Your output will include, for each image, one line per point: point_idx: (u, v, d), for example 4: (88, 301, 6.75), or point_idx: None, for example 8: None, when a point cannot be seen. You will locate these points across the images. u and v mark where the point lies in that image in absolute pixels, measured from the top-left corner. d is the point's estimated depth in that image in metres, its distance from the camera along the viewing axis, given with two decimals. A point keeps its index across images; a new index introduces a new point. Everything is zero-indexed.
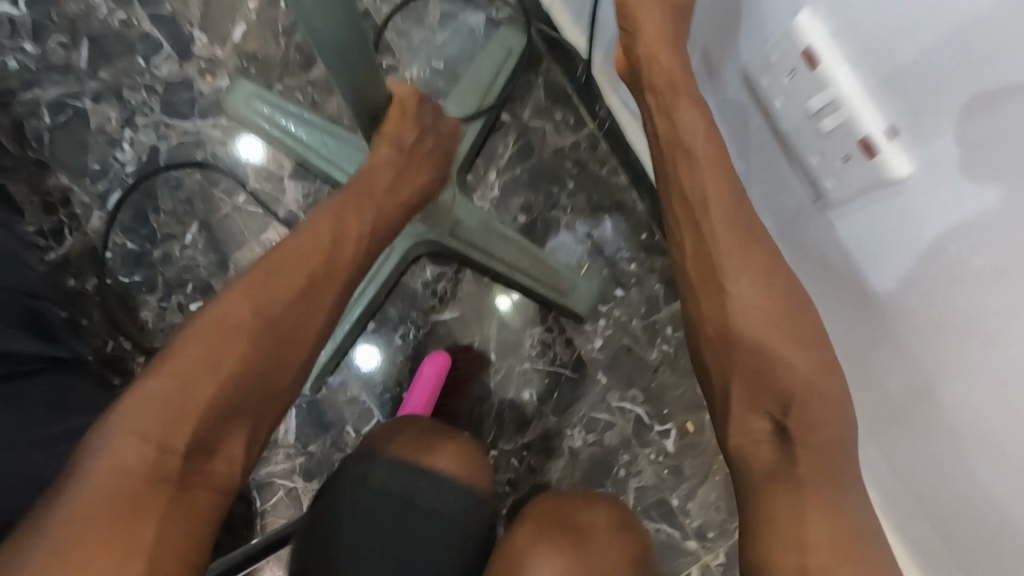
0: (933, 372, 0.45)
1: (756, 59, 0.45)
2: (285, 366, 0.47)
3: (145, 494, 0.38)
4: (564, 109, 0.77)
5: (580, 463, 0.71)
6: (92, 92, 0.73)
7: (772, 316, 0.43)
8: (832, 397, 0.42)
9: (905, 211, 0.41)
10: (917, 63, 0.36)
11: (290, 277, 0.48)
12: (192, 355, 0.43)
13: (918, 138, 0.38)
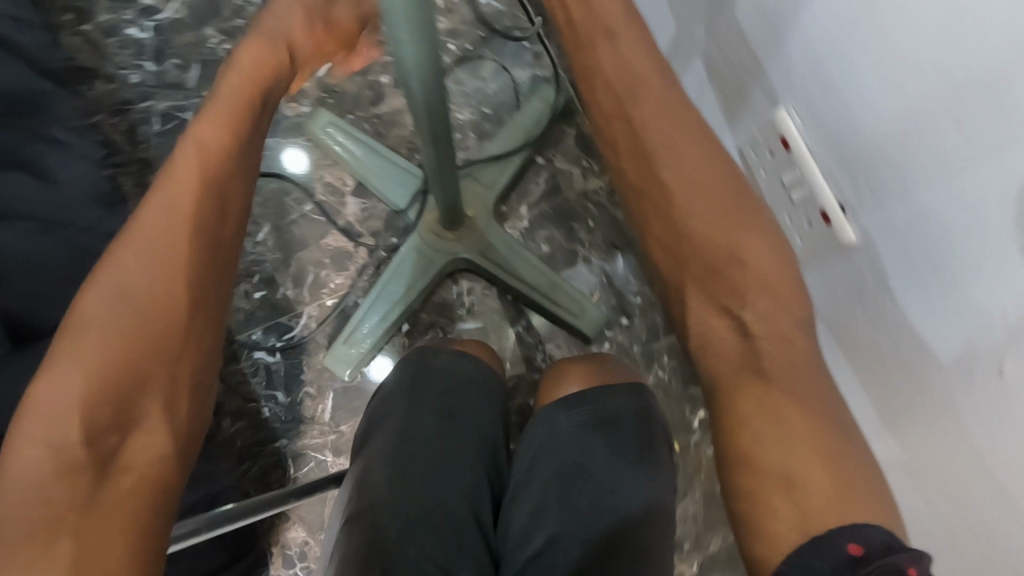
0: (948, 360, 0.45)
1: (748, 139, 0.59)
2: (180, 319, 0.42)
3: (66, 493, 0.35)
4: (590, 158, 0.89)
5: None
6: (197, 107, 0.86)
7: (718, 224, 0.45)
8: (781, 302, 0.43)
9: (915, 208, 0.44)
10: (855, 152, 0.48)
11: (169, 219, 0.43)
12: (77, 351, 0.39)
13: (860, 209, 0.49)
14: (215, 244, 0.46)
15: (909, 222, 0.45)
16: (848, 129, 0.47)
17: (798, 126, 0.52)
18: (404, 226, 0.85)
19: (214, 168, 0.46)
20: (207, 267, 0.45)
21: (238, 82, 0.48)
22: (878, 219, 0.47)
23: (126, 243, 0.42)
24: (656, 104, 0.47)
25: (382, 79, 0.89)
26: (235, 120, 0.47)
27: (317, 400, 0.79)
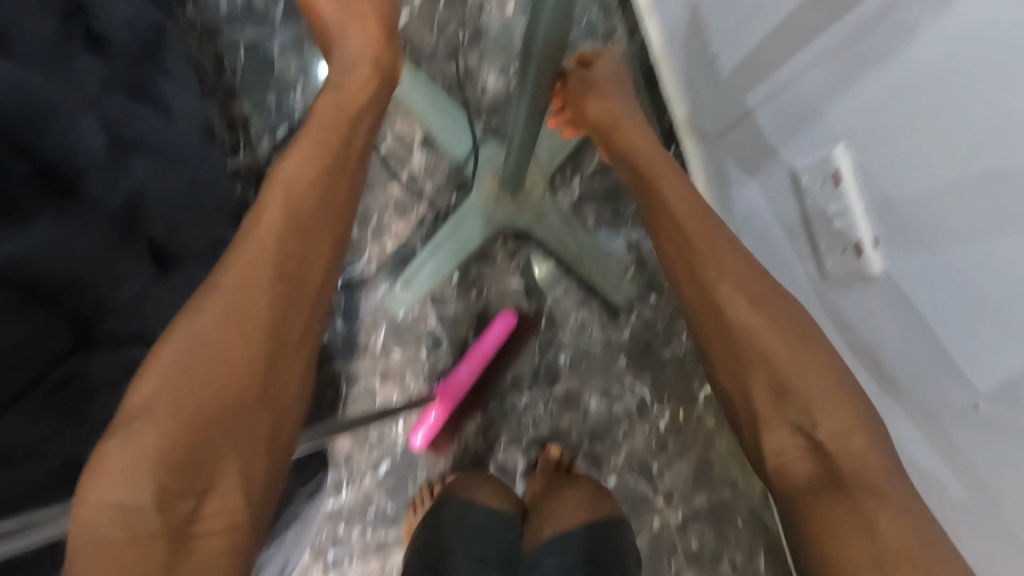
0: (991, 395, 0.50)
1: (803, 163, 0.63)
2: (277, 383, 0.46)
3: (146, 553, 0.38)
4: None
5: (590, 419, 0.90)
6: (280, 42, 0.90)
7: (765, 322, 0.52)
8: (851, 414, 0.47)
9: (971, 254, 0.48)
10: (908, 199, 0.52)
11: (250, 275, 0.47)
12: (171, 393, 0.41)
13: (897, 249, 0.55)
14: (299, 303, 0.49)
15: (936, 271, 0.52)
16: (893, 180, 0.53)
17: (851, 163, 0.57)
18: (463, 183, 0.91)
19: (289, 222, 0.51)
20: (285, 325, 0.47)
21: (309, 144, 0.55)
22: (914, 261, 0.53)
23: (211, 296, 0.45)
24: (687, 210, 0.59)
25: (459, 36, 0.93)
26: (317, 186, 0.54)
27: (370, 332, 0.89)
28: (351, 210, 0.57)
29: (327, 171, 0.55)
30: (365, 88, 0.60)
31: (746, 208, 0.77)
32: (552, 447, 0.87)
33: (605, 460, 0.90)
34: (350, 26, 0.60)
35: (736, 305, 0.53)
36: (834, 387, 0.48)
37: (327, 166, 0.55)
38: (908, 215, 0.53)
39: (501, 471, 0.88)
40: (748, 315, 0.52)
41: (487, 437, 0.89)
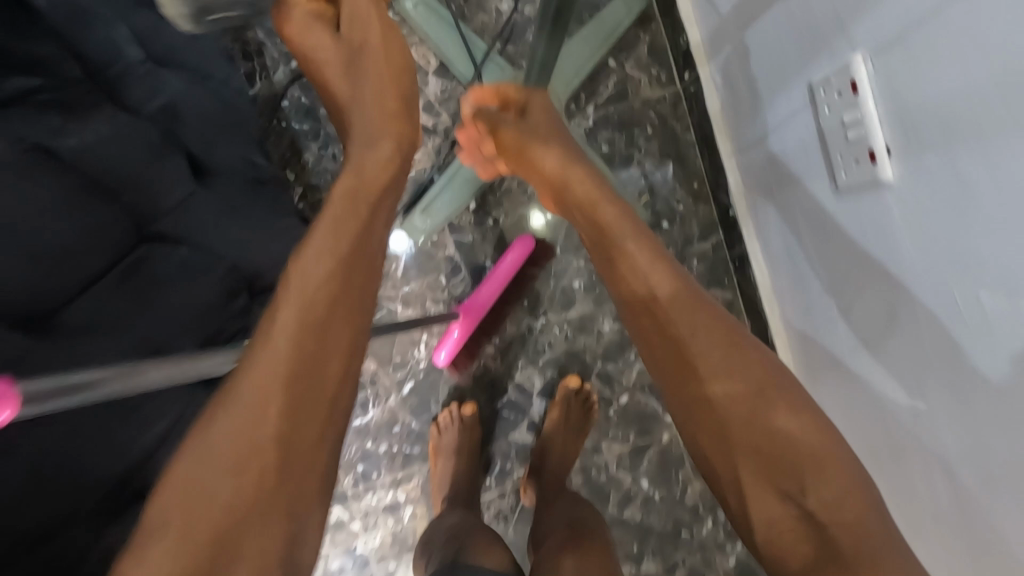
0: (985, 303, 0.52)
1: (820, 75, 0.64)
2: (294, 479, 0.45)
3: None
4: (659, 68, 0.93)
5: (604, 342, 0.94)
6: None
7: (743, 395, 0.51)
8: (844, 479, 0.47)
9: (975, 154, 0.49)
10: (919, 102, 0.53)
11: (261, 398, 0.44)
12: (189, 511, 0.41)
13: (906, 154, 0.56)
14: (315, 403, 0.47)
15: (949, 176, 0.52)
16: (916, 87, 0.53)
17: (869, 72, 0.58)
18: None
19: (303, 336, 0.47)
20: (297, 441, 0.45)
21: (329, 228, 0.52)
22: (918, 166, 0.55)
23: (228, 403, 0.44)
24: (662, 283, 0.55)
25: None
26: (333, 283, 0.50)
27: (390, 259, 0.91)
28: (371, 290, 0.54)
29: (345, 261, 0.52)
30: (383, 175, 0.58)
31: (763, 128, 0.78)
32: (574, 378, 0.91)
33: (617, 380, 0.94)
34: (368, 111, 0.61)
35: (725, 394, 0.51)
36: (828, 473, 0.47)
37: (341, 260, 0.51)
38: (918, 116, 0.53)
39: (519, 389, 0.94)
40: (796, 423, 0.49)
41: (505, 359, 0.93)
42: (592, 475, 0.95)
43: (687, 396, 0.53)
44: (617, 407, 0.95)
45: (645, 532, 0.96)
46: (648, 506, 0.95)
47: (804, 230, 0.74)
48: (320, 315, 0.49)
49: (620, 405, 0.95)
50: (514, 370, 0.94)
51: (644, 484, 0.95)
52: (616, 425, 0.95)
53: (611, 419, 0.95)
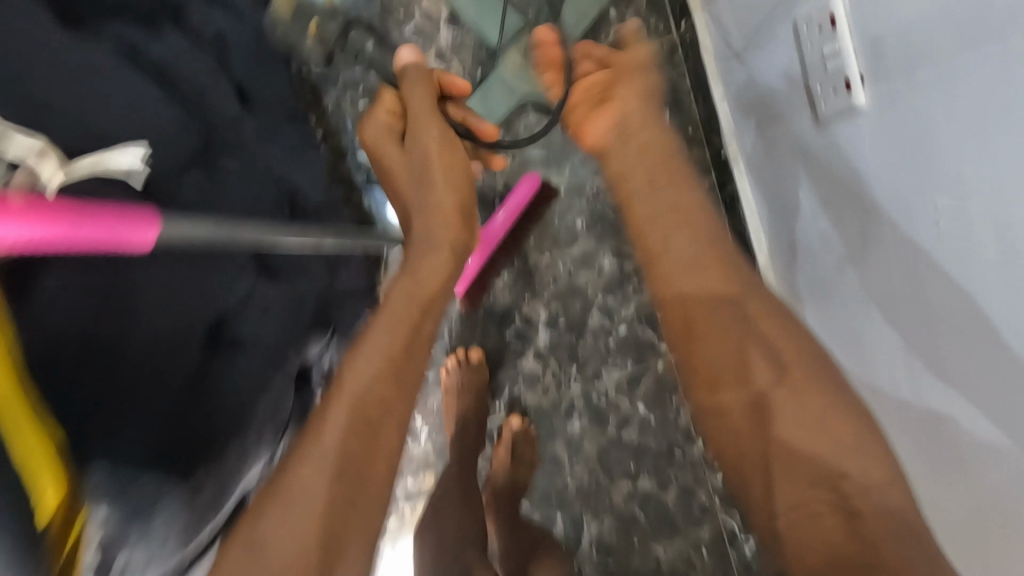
0: (940, 208, 0.58)
1: (802, 13, 0.70)
2: (366, 500, 0.55)
3: None
4: (657, 18, 0.99)
5: (604, 276, 1.01)
6: None
7: (775, 390, 0.57)
8: (874, 466, 0.51)
9: (932, 72, 0.56)
10: (887, 29, 0.59)
11: (319, 485, 0.53)
12: (299, 505, 0.52)
13: (878, 79, 0.62)
14: (362, 507, 0.55)
15: (915, 94, 0.58)
16: (884, 17, 0.60)
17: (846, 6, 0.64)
18: (487, 59, 0.97)
19: (356, 430, 0.57)
20: (367, 469, 0.56)
21: (406, 296, 0.67)
22: (887, 92, 0.61)
23: (334, 410, 0.57)
24: (706, 281, 0.65)
25: None
26: (381, 385, 0.60)
27: None
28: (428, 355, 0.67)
29: (386, 374, 0.60)
30: (440, 281, 0.70)
31: (752, 71, 0.84)
32: (515, 416, 1.00)
33: (616, 311, 1.02)
34: (428, 209, 0.72)
35: (739, 398, 0.59)
36: (859, 462, 0.52)
37: (391, 362, 0.61)
38: (889, 39, 0.59)
39: (526, 319, 1.01)
40: (798, 433, 0.55)
41: (513, 294, 1.01)
42: (593, 400, 1.03)
43: (714, 403, 0.61)
44: (616, 337, 1.02)
45: (641, 452, 1.04)
46: (643, 428, 1.04)
47: (789, 163, 0.81)
48: (397, 362, 0.62)
49: (619, 335, 1.02)
50: (520, 306, 1.01)
51: (640, 407, 1.04)
52: (615, 354, 1.02)
53: (611, 347, 1.02)
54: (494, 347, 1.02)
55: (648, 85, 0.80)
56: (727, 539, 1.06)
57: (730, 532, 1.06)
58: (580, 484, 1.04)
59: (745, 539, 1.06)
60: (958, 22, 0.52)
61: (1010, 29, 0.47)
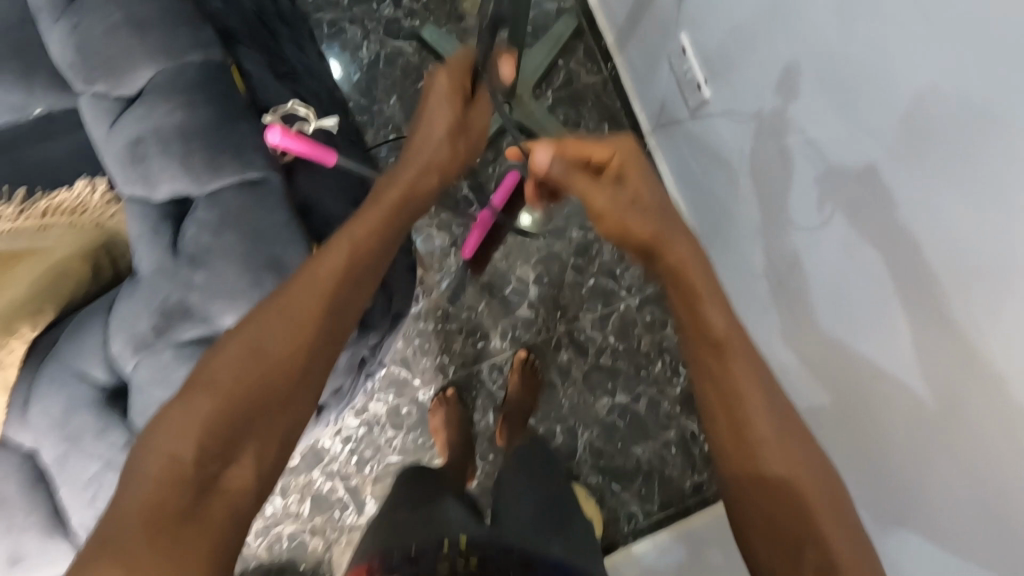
0: (853, 139, 0.78)
1: (672, 46, 1.11)
2: (290, 389, 0.66)
3: (173, 491, 0.57)
4: (593, 63, 1.40)
5: (573, 244, 1.39)
6: (349, 18, 1.37)
7: (726, 325, 0.64)
8: (780, 414, 0.61)
9: (742, 65, 0.95)
10: (715, 48, 0.99)
11: (291, 321, 0.66)
12: (240, 375, 0.63)
13: (719, 78, 1.01)
14: (292, 393, 0.66)
15: (741, 81, 0.96)
16: (714, 43, 0.99)
17: (688, 41, 1.06)
18: None
19: (306, 328, 0.66)
20: (310, 365, 0.67)
21: (367, 221, 0.73)
22: (724, 84, 1.01)
23: (280, 302, 0.67)
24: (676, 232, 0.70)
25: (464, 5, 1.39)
26: (328, 290, 0.68)
27: None
28: (364, 295, 0.72)
29: (369, 249, 0.72)
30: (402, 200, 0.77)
31: (655, 90, 1.24)
32: (520, 350, 1.34)
33: (585, 269, 1.39)
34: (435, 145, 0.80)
35: (708, 338, 0.64)
36: (779, 408, 0.62)
37: (347, 270, 0.70)
38: (719, 53, 0.99)
39: (520, 279, 1.38)
40: (744, 376, 0.62)
41: (507, 262, 1.38)
42: (575, 336, 1.38)
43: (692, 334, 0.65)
44: (587, 288, 1.39)
45: (615, 373, 1.38)
46: (615, 354, 1.38)
47: (686, 145, 1.20)
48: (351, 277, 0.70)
49: (589, 286, 1.39)
50: (514, 270, 1.38)
51: (611, 339, 1.38)
52: (587, 300, 1.38)
53: (584, 296, 1.38)
54: (498, 303, 1.37)
55: (650, 201, 0.73)
56: (689, 437, 1.38)
57: (691, 431, 1.38)
58: (572, 402, 1.37)
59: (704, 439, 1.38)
60: (748, 36, 0.91)
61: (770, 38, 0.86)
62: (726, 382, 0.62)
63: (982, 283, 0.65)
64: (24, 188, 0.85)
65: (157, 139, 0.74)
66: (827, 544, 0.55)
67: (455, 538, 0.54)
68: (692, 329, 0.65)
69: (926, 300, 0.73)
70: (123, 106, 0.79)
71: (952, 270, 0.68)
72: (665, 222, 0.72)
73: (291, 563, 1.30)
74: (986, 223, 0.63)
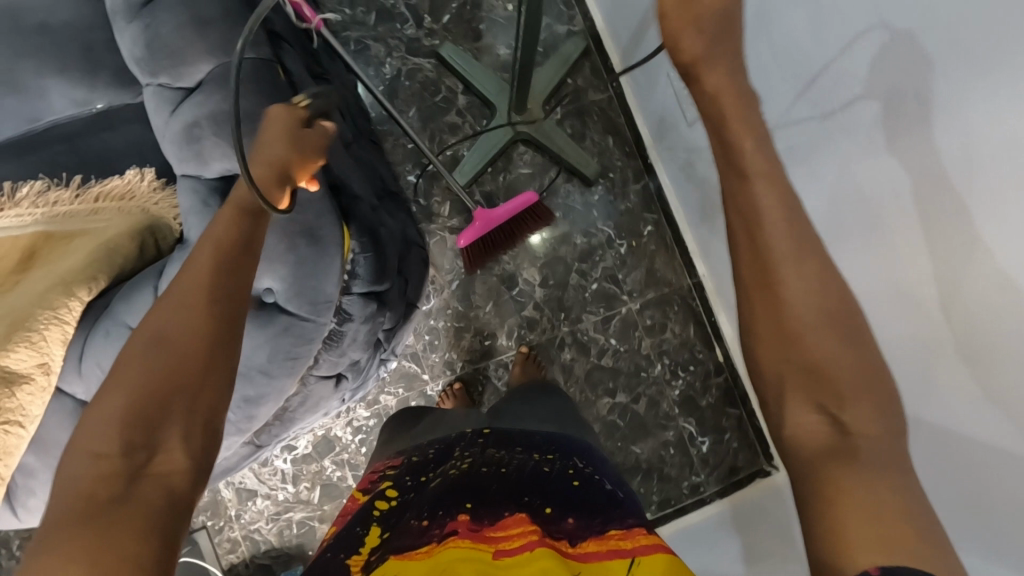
0: (823, 135, 0.84)
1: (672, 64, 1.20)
2: (201, 361, 0.60)
3: (99, 488, 0.53)
4: (600, 80, 1.49)
5: (578, 249, 1.46)
6: (375, 36, 1.48)
7: (795, 252, 0.56)
8: (851, 351, 0.55)
9: (736, 78, 1.02)
10: None
11: (183, 304, 0.62)
12: (142, 370, 0.58)
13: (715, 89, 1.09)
14: (208, 366, 0.60)
15: (736, 91, 1.04)
16: None
17: None
18: (489, 112, 1.46)
19: (204, 303, 0.62)
20: (218, 333, 0.62)
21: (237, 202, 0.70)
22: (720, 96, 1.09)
23: (169, 293, 0.63)
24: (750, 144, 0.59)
25: (481, 26, 1.49)
26: (215, 266, 0.65)
27: (441, 203, 1.45)
28: (253, 264, 0.68)
29: (244, 225, 0.69)
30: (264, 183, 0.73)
31: (657, 104, 1.33)
32: (524, 347, 1.40)
33: (589, 273, 1.46)
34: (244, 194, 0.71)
35: (780, 268, 0.56)
36: (846, 339, 0.55)
37: (229, 244, 0.67)
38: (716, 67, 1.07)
39: (526, 281, 1.45)
40: (806, 303, 0.55)
41: (515, 265, 1.45)
42: (579, 336, 1.44)
43: (751, 270, 0.58)
44: (591, 290, 1.45)
45: (616, 373, 1.43)
46: (616, 355, 1.44)
47: (687, 155, 1.28)
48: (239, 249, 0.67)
49: (593, 289, 1.45)
50: (522, 272, 1.45)
51: (613, 341, 1.44)
52: (591, 303, 1.45)
53: (587, 298, 1.45)
54: (506, 302, 1.44)
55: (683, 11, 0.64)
56: (687, 438, 1.42)
57: (689, 432, 1.42)
58: (575, 399, 1.43)
59: (701, 441, 1.42)
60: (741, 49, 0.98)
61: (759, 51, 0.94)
62: (751, 233, 0.58)
63: (947, 255, 0.70)
64: (80, 176, 0.96)
65: (212, 122, 0.83)
66: (844, 401, 0.53)
67: (480, 429, 0.90)
68: (749, 258, 0.58)
69: (917, 275, 0.76)
70: (182, 98, 0.88)
71: (933, 247, 0.72)
72: (728, 19, 0.60)
73: (301, 548, 1.35)
74: (944, 196, 0.68)
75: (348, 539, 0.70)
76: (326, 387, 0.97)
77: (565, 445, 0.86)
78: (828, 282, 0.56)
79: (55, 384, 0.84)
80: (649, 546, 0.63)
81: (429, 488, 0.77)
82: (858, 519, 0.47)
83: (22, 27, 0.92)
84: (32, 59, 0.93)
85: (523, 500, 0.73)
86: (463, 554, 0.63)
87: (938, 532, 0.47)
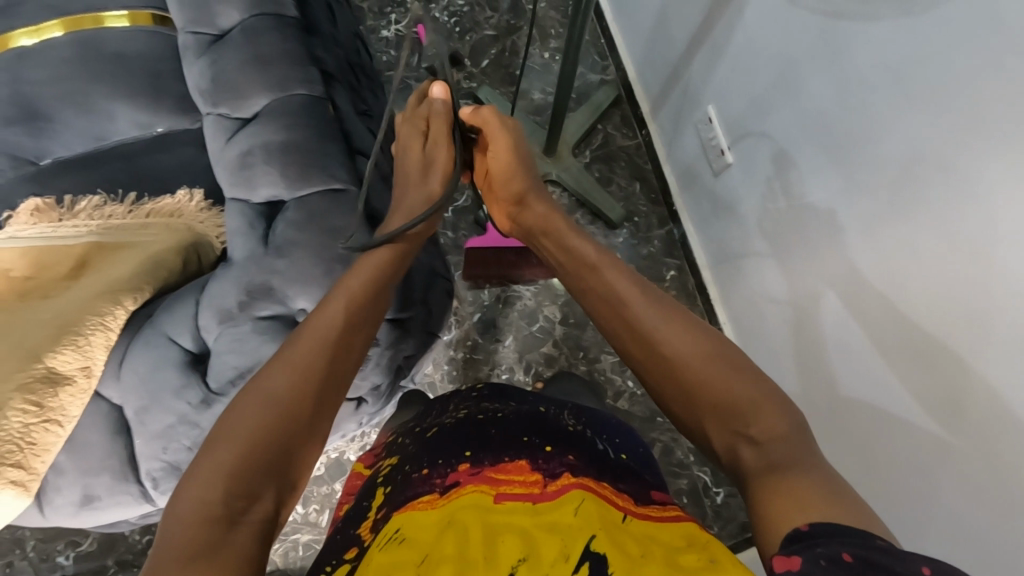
0: (847, 195, 0.88)
1: (699, 116, 1.24)
2: (314, 413, 0.63)
3: (206, 529, 0.52)
4: (628, 129, 1.54)
5: None
6: (418, 76, 1.56)
7: (665, 319, 0.69)
8: (749, 382, 0.62)
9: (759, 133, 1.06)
10: (737, 118, 1.12)
11: (309, 357, 0.65)
12: (260, 417, 0.60)
13: (739, 143, 1.13)
14: (319, 418, 0.64)
15: (758, 145, 1.07)
16: (734, 114, 1.12)
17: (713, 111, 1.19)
18: None
19: (327, 357, 0.66)
20: (331, 388, 0.66)
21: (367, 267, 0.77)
22: (744, 149, 1.12)
23: (293, 346, 0.67)
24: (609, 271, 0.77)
25: (517, 72, 1.57)
26: (340, 323, 0.69)
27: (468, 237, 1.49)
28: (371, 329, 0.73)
29: (370, 287, 0.75)
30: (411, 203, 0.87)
31: (683, 154, 1.37)
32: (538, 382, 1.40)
33: None
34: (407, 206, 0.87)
35: (657, 338, 0.68)
36: (748, 381, 0.62)
37: (357, 304, 0.72)
38: (741, 121, 1.11)
39: (547, 318, 1.47)
40: (687, 349, 0.66)
41: (536, 302, 1.48)
42: (595, 376, 1.44)
43: (637, 344, 0.70)
44: None
45: (630, 417, 1.42)
46: (633, 399, 1.44)
47: (708, 205, 1.32)
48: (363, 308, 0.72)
49: None
50: (544, 309, 1.47)
51: (629, 383, 1.44)
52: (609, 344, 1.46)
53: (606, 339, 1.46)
54: (525, 337, 1.46)
55: (522, 155, 0.93)
56: (700, 488, 1.39)
57: (703, 483, 1.39)
58: None
59: (716, 491, 1.39)
60: (766, 104, 1.02)
61: (782, 108, 0.98)
62: (625, 316, 0.72)
63: (980, 315, 0.71)
64: (136, 193, 1.02)
65: (263, 151, 0.89)
66: (748, 420, 0.60)
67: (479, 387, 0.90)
68: (630, 333, 0.71)
69: (928, 324, 0.78)
70: (237, 126, 0.94)
71: (960, 305, 0.74)
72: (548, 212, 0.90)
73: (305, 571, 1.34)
74: (963, 261, 0.72)
75: (355, 517, 0.68)
76: (344, 411, 0.99)
77: (550, 400, 0.85)
78: (700, 333, 0.68)
79: (93, 388, 0.88)
80: (643, 510, 0.61)
81: (423, 438, 0.75)
82: (788, 500, 0.51)
83: (101, 54, 1.01)
84: (105, 84, 1.01)
85: (524, 441, 0.71)
86: (469, 499, 0.61)
87: (859, 503, 0.50)
